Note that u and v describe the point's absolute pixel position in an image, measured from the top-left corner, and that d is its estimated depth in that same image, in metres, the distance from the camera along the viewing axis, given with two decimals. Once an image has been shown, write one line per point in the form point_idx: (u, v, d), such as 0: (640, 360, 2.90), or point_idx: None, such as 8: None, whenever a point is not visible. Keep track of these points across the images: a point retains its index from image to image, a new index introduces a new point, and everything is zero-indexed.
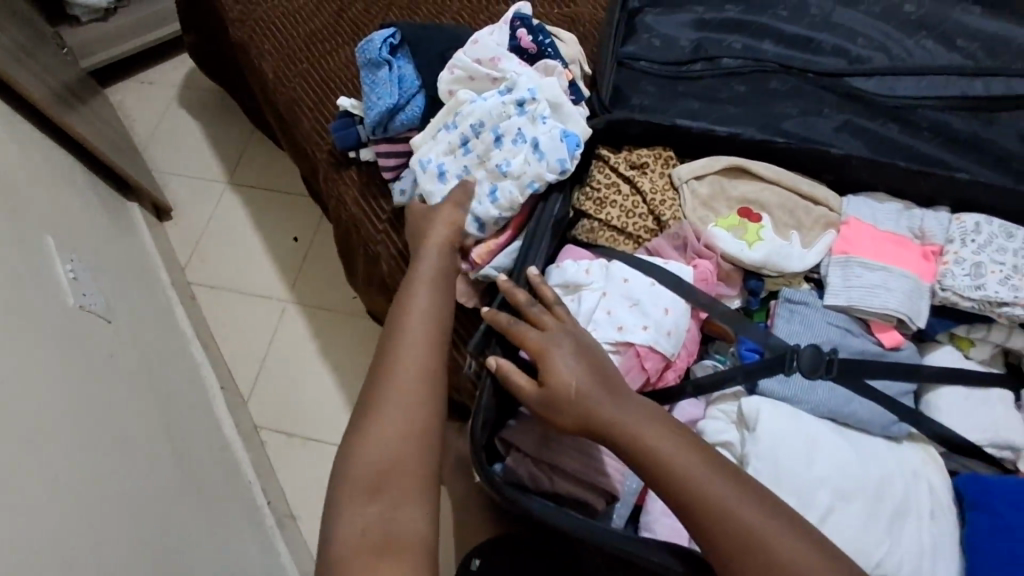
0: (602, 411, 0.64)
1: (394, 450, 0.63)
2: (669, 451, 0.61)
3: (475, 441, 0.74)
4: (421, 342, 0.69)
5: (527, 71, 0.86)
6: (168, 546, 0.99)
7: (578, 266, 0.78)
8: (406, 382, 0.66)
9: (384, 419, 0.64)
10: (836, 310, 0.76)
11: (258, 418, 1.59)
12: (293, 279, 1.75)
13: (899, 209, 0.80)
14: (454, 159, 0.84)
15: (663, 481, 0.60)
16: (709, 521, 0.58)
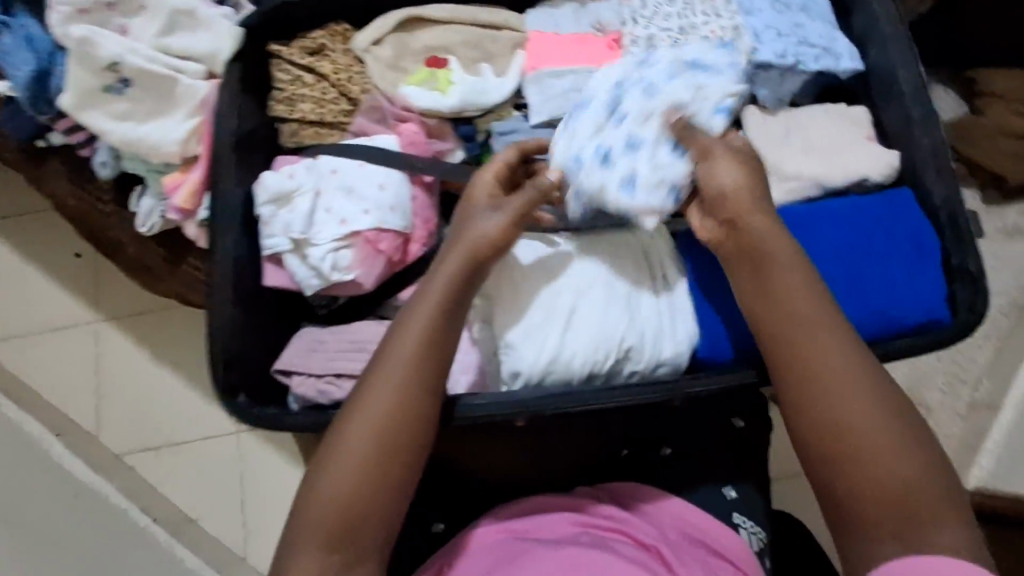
0: (810, 343, 0.57)
1: (357, 484, 0.59)
2: (856, 399, 0.55)
3: (236, 396, 0.70)
4: (409, 372, 0.62)
5: None
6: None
7: (280, 174, 0.73)
8: (373, 442, 0.60)
9: (356, 446, 0.60)
10: (543, 128, 0.77)
11: (117, 447, 1.51)
12: (93, 296, 1.59)
13: (576, 9, 0.81)
14: (614, 132, 0.71)
15: (818, 393, 0.56)
16: (845, 468, 0.54)
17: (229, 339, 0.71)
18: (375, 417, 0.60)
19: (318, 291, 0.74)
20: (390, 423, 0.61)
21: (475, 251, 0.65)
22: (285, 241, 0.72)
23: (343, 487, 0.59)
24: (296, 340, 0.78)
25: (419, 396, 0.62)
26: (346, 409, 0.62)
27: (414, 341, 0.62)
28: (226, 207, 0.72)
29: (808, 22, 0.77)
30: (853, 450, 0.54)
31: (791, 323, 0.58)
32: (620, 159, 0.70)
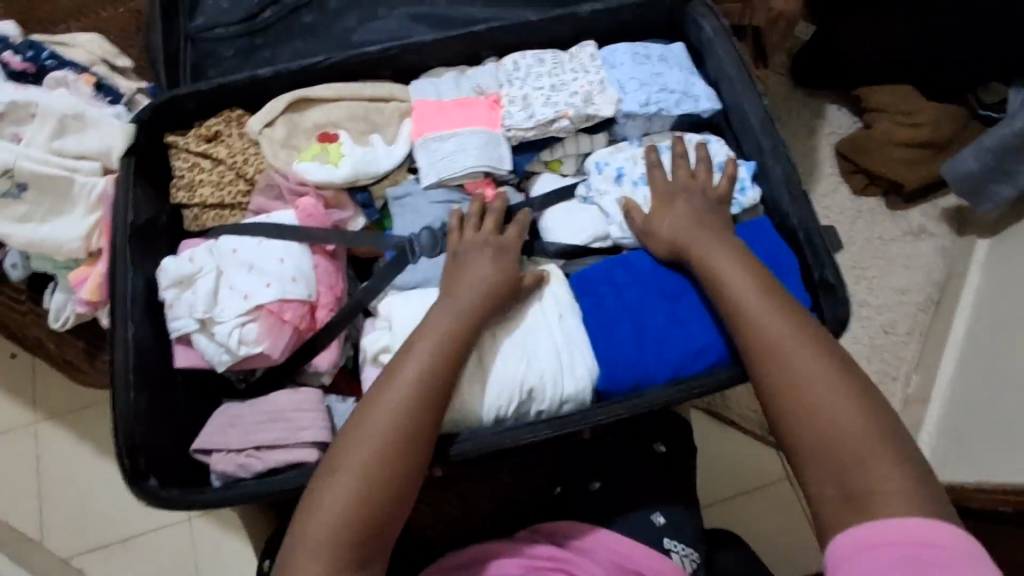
0: (786, 342, 0.64)
1: (348, 520, 0.61)
2: (821, 391, 0.62)
3: (148, 482, 0.70)
4: (404, 412, 0.64)
5: (30, 92, 0.78)
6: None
7: (180, 260, 0.75)
8: (358, 495, 0.62)
9: (348, 483, 0.62)
10: (435, 187, 0.82)
11: (64, 551, 1.45)
12: (31, 395, 1.57)
13: (456, 77, 0.86)
14: (637, 167, 0.82)
15: (792, 389, 0.62)
16: (818, 454, 0.60)
17: (133, 427, 0.71)
18: (353, 470, 0.63)
19: (230, 367, 0.75)
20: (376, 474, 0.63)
21: (465, 302, 0.70)
22: (190, 322, 0.74)
23: (330, 521, 0.61)
24: (215, 418, 0.78)
25: (413, 436, 0.64)
26: (328, 455, 0.65)
27: (399, 395, 0.65)
28: (128, 295, 0.74)
29: (667, 70, 0.83)
30: (820, 438, 0.61)
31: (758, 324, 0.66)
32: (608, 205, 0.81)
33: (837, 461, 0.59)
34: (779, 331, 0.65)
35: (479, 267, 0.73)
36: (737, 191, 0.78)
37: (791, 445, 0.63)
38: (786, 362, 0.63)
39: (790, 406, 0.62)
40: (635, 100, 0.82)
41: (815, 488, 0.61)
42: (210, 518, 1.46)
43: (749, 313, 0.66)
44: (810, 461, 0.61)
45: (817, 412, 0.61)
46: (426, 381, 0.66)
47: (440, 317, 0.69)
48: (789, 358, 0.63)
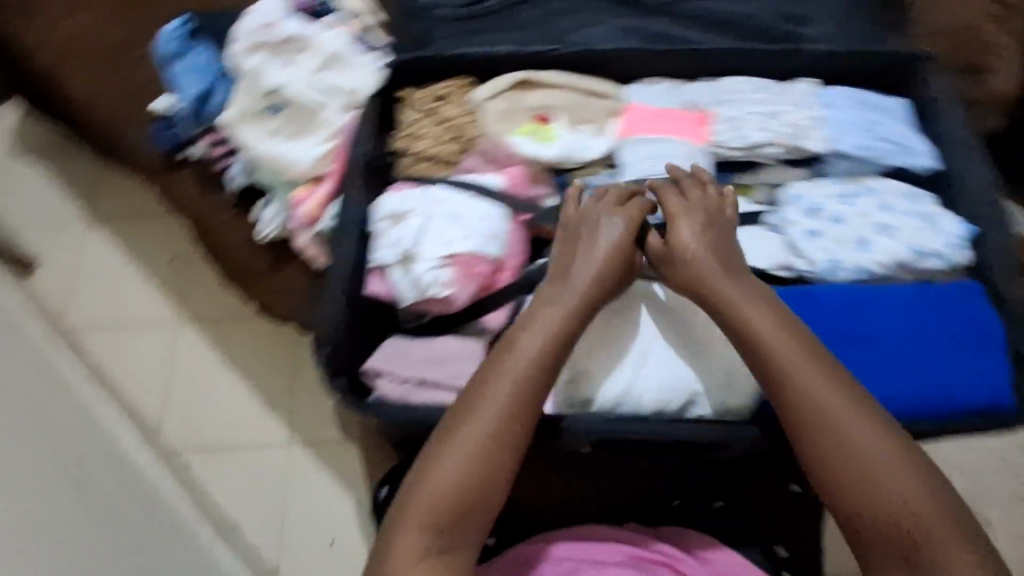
0: (832, 407, 0.63)
1: (462, 490, 0.64)
2: (876, 455, 0.61)
3: (338, 383, 0.81)
4: (512, 388, 0.67)
5: (311, 27, 0.89)
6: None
7: (397, 198, 0.83)
8: (461, 493, 0.64)
9: (463, 452, 0.65)
10: (633, 184, 0.85)
11: (177, 441, 1.59)
12: (180, 299, 1.74)
13: (669, 87, 0.90)
14: (839, 206, 0.82)
15: (848, 463, 0.61)
16: (879, 526, 0.60)
17: (335, 335, 0.80)
18: (455, 470, 0.64)
19: (412, 303, 0.82)
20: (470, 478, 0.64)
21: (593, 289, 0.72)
22: (392, 255, 0.81)
23: (447, 488, 0.64)
24: (384, 345, 0.85)
25: (526, 411, 0.67)
26: (442, 427, 0.67)
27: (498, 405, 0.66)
28: (347, 219, 0.82)
29: (885, 120, 0.85)
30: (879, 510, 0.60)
31: (822, 383, 0.64)
32: (801, 238, 0.81)
33: (900, 541, 0.59)
34: (835, 395, 0.64)
35: (607, 230, 0.74)
36: (944, 246, 0.78)
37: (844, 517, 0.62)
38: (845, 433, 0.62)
39: (857, 493, 0.61)
40: (851, 142, 0.84)
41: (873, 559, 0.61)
42: (308, 449, 1.56)
43: (798, 388, 0.64)
44: (873, 535, 0.60)
45: (879, 489, 0.60)
46: (525, 391, 0.67)
47: (551, 314, 0.70)
48: (849, 445, 0.62)
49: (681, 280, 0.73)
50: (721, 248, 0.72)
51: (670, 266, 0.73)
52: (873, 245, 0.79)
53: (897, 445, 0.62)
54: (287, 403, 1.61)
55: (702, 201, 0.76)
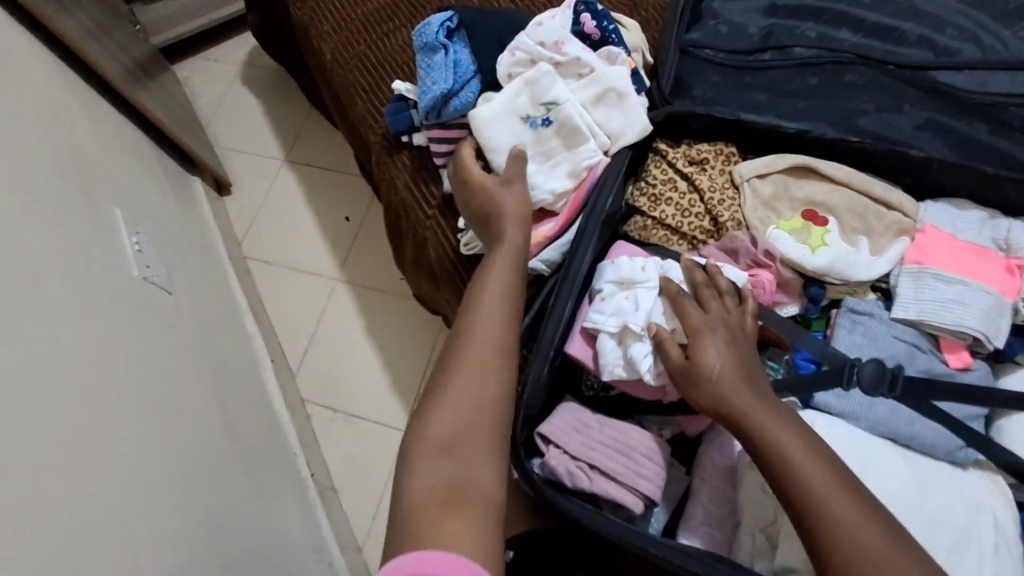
0: (748, 406, 0.63)
1: (468, 412, 0.66)
2: (809, 463, 0.60)
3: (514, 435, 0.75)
4: (496, 299, 0.72)
5: (593, 58, 0.85)
6: (203, 510, 1.06)
7: (633, 263, 0.76)
8: (468, 411, 0.66)
9: (464, 376, 0.67)
10: (904, 323, 0.72)
11: (304, 391, 1.65)
12: (344, 257, 1.80)
13: (985, 218, 0.74)
14: None
15: (792, 473, 0.59)
16: (831, 535, 0.56)
17: (532, 396, 0.74)
18: (463, 388, 0.67)
19: (614, 380, 0.74)
20: (460, 431, 0.65)
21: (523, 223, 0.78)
22: (611, 324, 0.74)
23: (452, 410, 0.66)
24: (563, 413, 0.77)
25: (506, 314, 0.72)
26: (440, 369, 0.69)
27: (471, 355, 0.68)
28: (574, 272, 0.76)
29: None
30: (828, 523, 0.57)
31: (775, 447, 0.61)
32: None
33: (849, 548, 0.56)
34: (792, 453, 0.60)
35: (508, 199, 0.77)
36: None
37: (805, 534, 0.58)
38: (817, 501, 0.58)
39: (807, 502, 0.58)
40: None
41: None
42: None
43: (723, 388, 0.65)
44: (826, 543, 0.56)
45: (812, 489, 0.58)
46: (499, 339, 0.70)
47: (502, 272, 0.73)
48: (786, 447, 0.61)
49: (714, 408, 0.65)
50: (749, 370, 0.66)
51: (702, 392, 0.66)
52: None
53: (864, 510, 0.58)
54: (413, 389, 1.62)
55: (721, 314, 0.69)
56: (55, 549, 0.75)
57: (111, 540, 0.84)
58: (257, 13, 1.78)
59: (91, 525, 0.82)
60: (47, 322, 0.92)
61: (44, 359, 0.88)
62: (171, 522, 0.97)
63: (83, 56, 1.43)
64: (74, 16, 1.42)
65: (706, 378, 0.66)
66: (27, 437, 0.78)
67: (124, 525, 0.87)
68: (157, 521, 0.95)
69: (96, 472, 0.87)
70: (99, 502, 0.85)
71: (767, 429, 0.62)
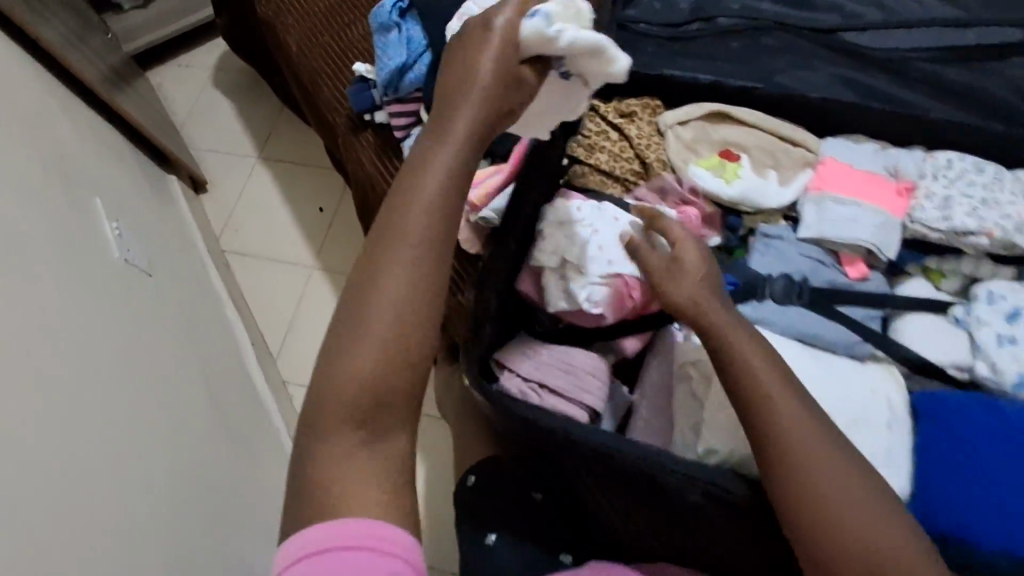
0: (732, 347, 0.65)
1: (372, 374, 0.53)
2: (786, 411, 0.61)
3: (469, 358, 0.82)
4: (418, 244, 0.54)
5: None
6: (188, 474, 1.12)
7: (571, 205, 0.84)
8: (374, 373, 0.53)
9: (366, 332, 0.53)
10: (809, 243, 0.82)
11: (286, 373, 1.71)
12: (319, 246, 1.87)
13: (879, 150, 0.84)
14: None
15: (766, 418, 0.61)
16: (794, 479, 0.59)
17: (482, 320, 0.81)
18: (368, 345, 0.53)
19: (560, 312, 0.83)
20: (373, 388, 0.53)
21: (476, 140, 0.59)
22: (551, 259, 0.82)
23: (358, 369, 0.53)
24: (517, 342, 0.86)
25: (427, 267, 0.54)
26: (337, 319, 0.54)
27: (385, 297, 0.54)
28: (516, 210, 0.83)
29: None
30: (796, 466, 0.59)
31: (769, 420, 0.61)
32: (992, 343, 0.74)
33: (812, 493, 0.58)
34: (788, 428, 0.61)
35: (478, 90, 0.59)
36: None
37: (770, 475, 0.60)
38: (784, 446, 0.60)
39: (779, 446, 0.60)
40: None
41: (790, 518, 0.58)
42: None
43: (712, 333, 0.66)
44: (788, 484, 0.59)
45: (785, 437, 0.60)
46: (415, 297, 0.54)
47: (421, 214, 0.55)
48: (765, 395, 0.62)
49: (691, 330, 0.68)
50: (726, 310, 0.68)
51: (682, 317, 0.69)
52: None
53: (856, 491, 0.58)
54: None
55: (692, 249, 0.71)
56: (46, 492, 0.81)
57: (100, 492, 0.91)
58: (227, 16, 1.85)
59: (80, 475, 0.88)
60: (36, 295, 0.98)
61: (32, 325, 0.94)
62: (157, 481, 1.03)
63: (57, 57, 1.49)
64: (47, 20, 1.48)
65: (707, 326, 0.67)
66: (18, 392, 0.84)
67: (111, 480, 0.93)
68: (143, 479, 1.00)
69: (83, 430, 0.93)
70: (87, 456, 0.91)
71: (766, 403, 0.62)
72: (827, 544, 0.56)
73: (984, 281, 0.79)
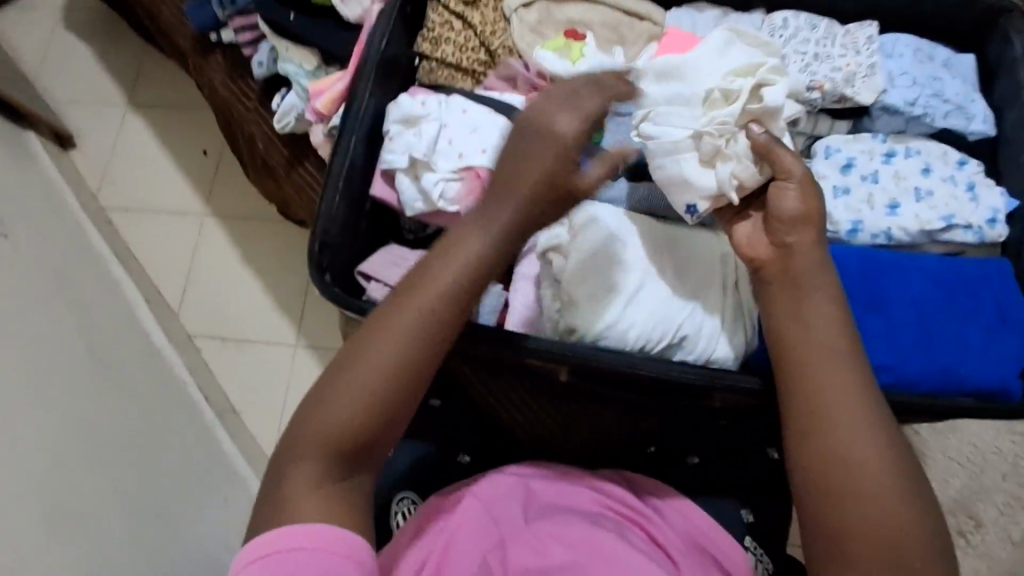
0: (815, 366, 0.62)
1: (355, 425, 0.56)
2: (862, 443, 0.58)
3: (321, 266, 0.78)
4: (419, 307, 0.58)
5: None
6: (91, 424, 1.07)
7: (414, 100, 0.81)
8: (355, 426, 0.56)
9: (351, 390, 0.57)
10: None
11: (191, 327, 1.65)
12: (208, 191, 1.77)
13: (720, 16, 0.86)
14: (877, 164, 0.78)
15: (832, 437, 0.59)
16: (850, 514, 0.56)
17: (334, 228, 0.79)
18: (351, 396, 0.56)
19: (419, 215, 0.81)
20: (358, 439, 0.57)
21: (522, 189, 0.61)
22: (401, 160, 0.79)
23: (340, 420, 0.56)
24: (381, 253, 0.83)
25: (417, 334, 0.58)
26: (341, 366, 0.58)
27: (387, 347, 0.57)
28: (357, 117, 0.81)
29: (948, 78, 0.82)
30: (850, 487, 0.57)
31: (813, 408, 0.60)
32: (827, 195, 0.77)
33: (876, 529, 0.55)
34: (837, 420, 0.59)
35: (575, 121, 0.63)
36: (987, 221, 0.75)
37: (823, 496, 0.58)
38: (850, 473, 0.57)
39: (836, 474, 0.58)
40: (902, 96, 0.80)
41: (840, 547, 0.56)
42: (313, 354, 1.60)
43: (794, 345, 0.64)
44: (839, 514, 0.57)
45: (844, 465, 0.58)
46: (411, 366, 0.58)
47: (438, 282, 0.59)
48: (844, 422, 0.59)
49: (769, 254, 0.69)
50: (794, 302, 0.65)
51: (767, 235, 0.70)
52: (903, 210, 0.76)
53: (897, 488, 0.57)
54: (297, 306, 1.64)
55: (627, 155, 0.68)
56: None
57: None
58: None
59: None
60: None
61: None
62: (53, 433, 0.97)
63: None
64: None
65: (796, 275, 0.66)
66: None
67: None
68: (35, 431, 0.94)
69: None
70: None
71: (821, 400, 0.60)
72: (862, 545, 0.55)
73: (817, 138, 0.82)
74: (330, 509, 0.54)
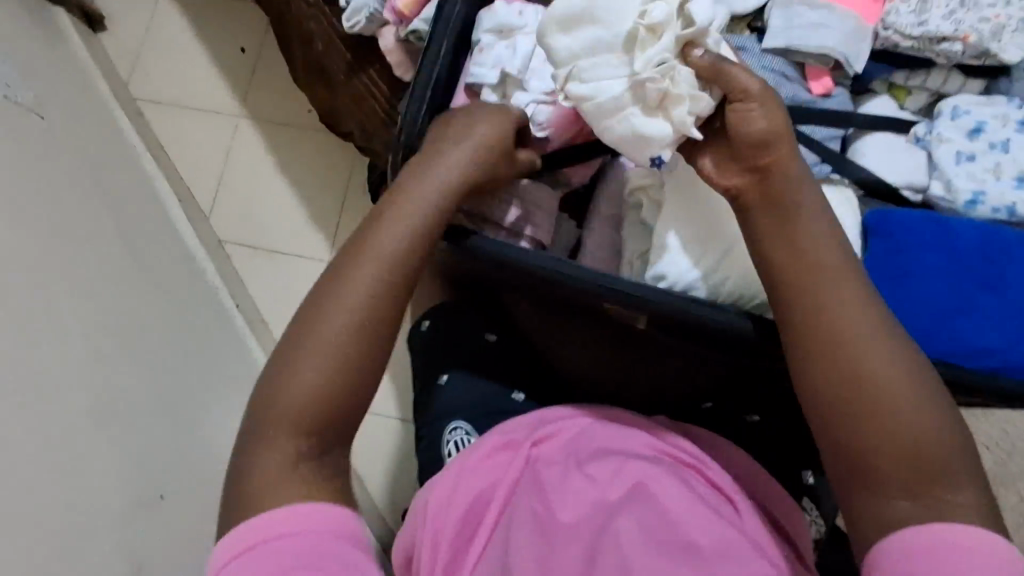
0: (819, 283, 0.59)
1: (333, 370, 0.61)
2: (878, 360, 0.56)
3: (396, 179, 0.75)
4: (393, 245, 0.64)
5: None
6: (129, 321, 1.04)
7: (511, 8, 0.77)
8: (333, 370, 0.61)
9: (325, 337, 0.61)
10: (773, 54, 0.77)
11: (221, 232, 1.60)
12: (244, 91, 1.69)
13: None
14: (1009, 131, 0.73)
15: (837, 359, 0.57)
16: (877, 438, 0.54)
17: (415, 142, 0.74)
18: (331, 340, 0.61)
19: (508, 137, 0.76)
20: (335, 384, 0.61)
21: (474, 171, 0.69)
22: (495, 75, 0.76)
23: (319, 368, 0.60)
24: None
25: (386, 271, 0.63)
26: (309, 315, 0.62)
27: (360, 288, 0.62)
28: (449, 18, 0.77)
29: None
30: (874, 413, 0.55)
31: (856, 367, 0.56)
32: (949, 159, 0.72)
33: (908, 454, 0.53)
34: (881, 373, 0.55)
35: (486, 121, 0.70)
36: None
37: (848, 427, 0.56)
38: (873, 395, 0.55)
39: (856, 400, 0.55)
40: None
41: (874, 482, 0.54)
42: None
43: (789, 254, 0.61)
44: (870, 445, 0.54)
45: (860, 386, 0.56)
46: (381, 302, 0.63)
47: (401, 221, 0.65)
48: (854, 340, 0.57)
49: (743, 177, 0.66)
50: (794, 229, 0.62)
51: (735, 159, 0.66)
52: None
53: (919, 403, 0.55)
54: (331, 220, 1.60)
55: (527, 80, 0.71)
56: None
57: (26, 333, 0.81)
58: None
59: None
60: None
61: None
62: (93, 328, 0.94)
63: None
64: None
65: (774, 195, 0.63)
66: None
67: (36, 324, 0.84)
68: (75, 324, 0.91)
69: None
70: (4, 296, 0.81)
71: (832, 318, 0.58)
72: (894, 471, 0.53)
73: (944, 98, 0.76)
74: (312, 469, 0.59)
